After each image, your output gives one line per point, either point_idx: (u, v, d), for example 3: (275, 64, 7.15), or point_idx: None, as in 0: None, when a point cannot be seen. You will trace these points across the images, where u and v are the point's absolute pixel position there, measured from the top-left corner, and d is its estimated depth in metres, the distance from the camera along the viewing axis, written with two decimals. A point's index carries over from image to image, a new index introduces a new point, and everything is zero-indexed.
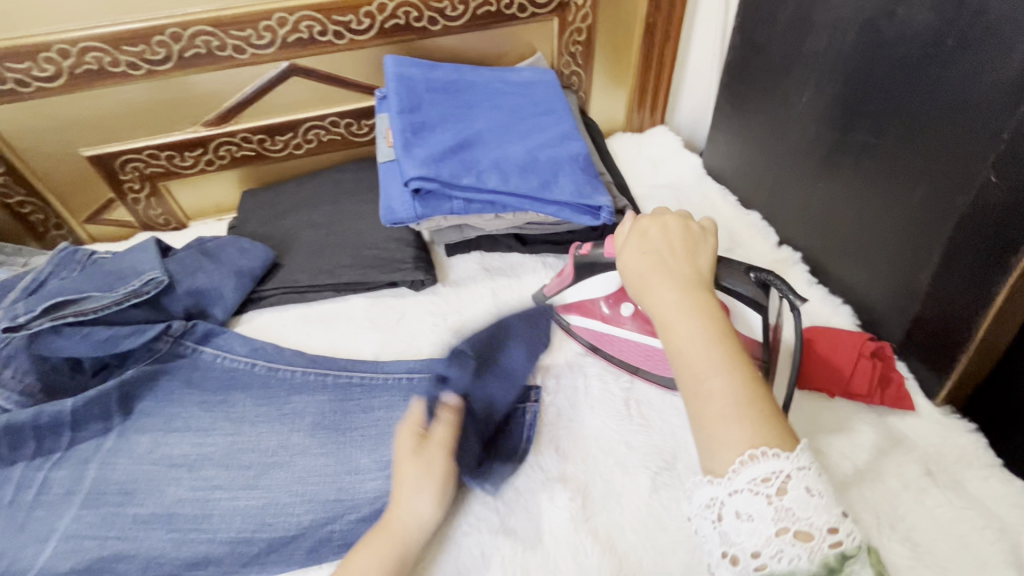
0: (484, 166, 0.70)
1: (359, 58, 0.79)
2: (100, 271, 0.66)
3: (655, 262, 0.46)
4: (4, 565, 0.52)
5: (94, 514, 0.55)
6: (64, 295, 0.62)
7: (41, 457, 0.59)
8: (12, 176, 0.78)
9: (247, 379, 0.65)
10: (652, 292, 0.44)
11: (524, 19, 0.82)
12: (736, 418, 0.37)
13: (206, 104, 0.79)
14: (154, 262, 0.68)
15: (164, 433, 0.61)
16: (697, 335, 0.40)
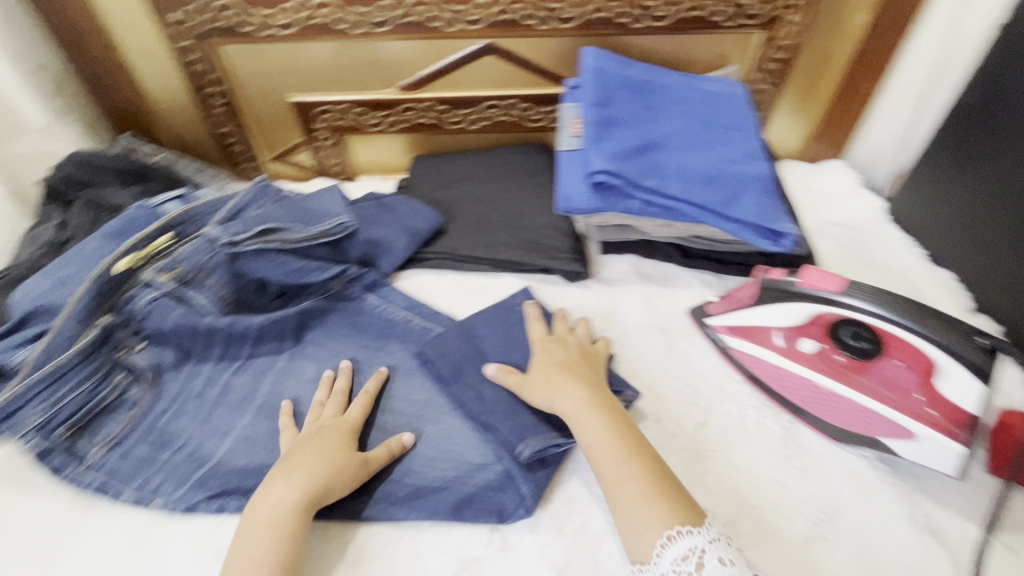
0: (669, 171, 0.69)
1: (556, 46, 0.80)
2: (298, 207, 0.72)
3: (558, 370, 0.57)
4: (190, 449, 0.59)
5: (265, 423, 0.61)
6: (268, 224, 0.68)
7: (226, 361, 0.66)
8: (228, 108, 0.87)
9: (403, 331, 0.68)
10: (557, 393, 0.55)
11: (728, 29, 0.79)
12: (653, 497, 0.48)
13: (405, 70, 0.83)
14: (342, 209, 0.72)
15: (330, 365, 0.66)
16: (604, 429, 0.52)
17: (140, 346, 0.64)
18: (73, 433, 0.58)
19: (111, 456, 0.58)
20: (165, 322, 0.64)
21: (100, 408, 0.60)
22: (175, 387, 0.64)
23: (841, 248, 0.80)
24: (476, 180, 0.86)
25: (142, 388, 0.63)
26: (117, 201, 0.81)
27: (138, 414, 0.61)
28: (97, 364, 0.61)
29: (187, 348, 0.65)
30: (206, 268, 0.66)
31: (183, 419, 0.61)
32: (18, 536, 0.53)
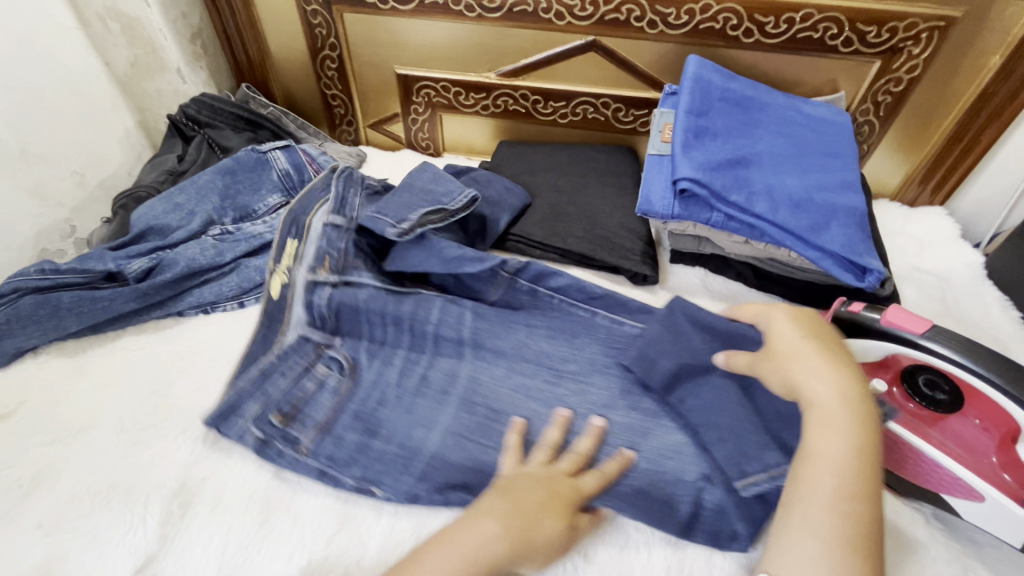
0: (757, 189, 0.68)
1: (659, 50, 0.81)
2: (415, 184, 0.73)
3: (820, 354, 0.48)
4: (398, 442, 0.56)
5: (440, 408, 0.58)
6: (410, 208, 0.69)
7: (415, 352, 0.64)
8: (338, 73, 0.93)
9: (581, 326, 0.64)
10: (813, 377, 0.46)
11: (843, 55, 0.76)
12: (851, 547, 0.39)
13: (507, 56, 0.86)
14: (457, 184, 0.73)
15: (513, 361, 0.62)
16: (851, 448, 0.43)
17: (337, 342, 0.64)
18: (286, 425, 0.57)
19: (326, 442, 0.56)
20: (357, 317, 0.64)
21: (302, 397, 0.60)
22: (372, 376, 0.62)
23: (927, 297, 0.76)
24: (557, 172, 0.88)
25: (339, 376, 0.61)
26: (227, 143, 0.88)
27: (341, 402, 0.60)
28: (298, 357, 0.62)
29: (381, 339, 0.64)
30: (351, 255, 0.66)
31: (386, 409, 0.59)
32: (108, 421, 0.58)
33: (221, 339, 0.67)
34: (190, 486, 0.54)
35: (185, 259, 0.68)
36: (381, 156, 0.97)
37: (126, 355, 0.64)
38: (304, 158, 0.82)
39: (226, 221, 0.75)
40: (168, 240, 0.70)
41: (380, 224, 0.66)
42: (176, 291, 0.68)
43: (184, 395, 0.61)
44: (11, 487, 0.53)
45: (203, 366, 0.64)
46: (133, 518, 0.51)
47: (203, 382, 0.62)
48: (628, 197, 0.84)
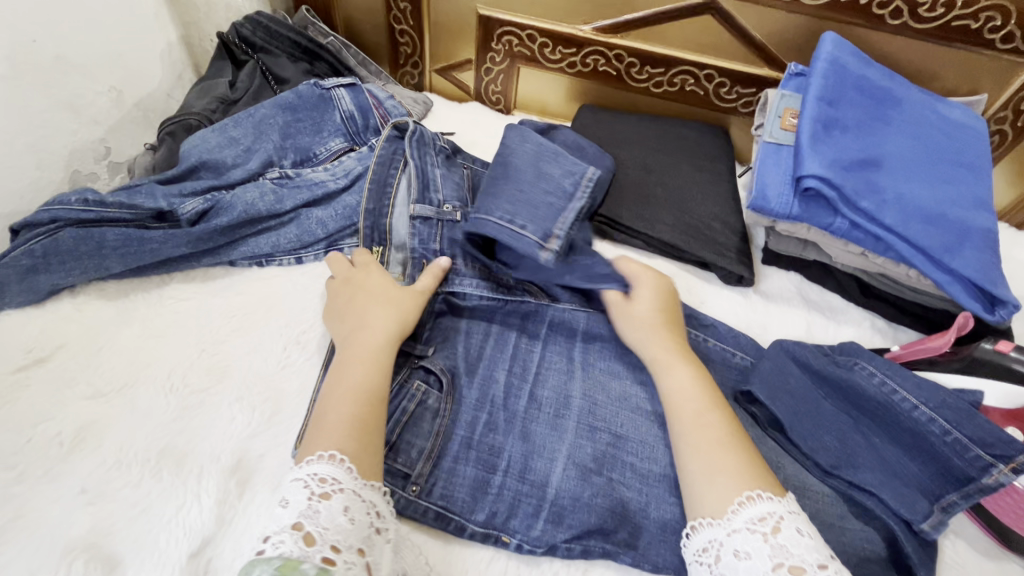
0: (888, 196, 0.61)
1: (786, 22, 0.71)
2: (540, 172, 0.65)
3: (660, 321, 0.57)
4: (519, 468, 0.51)
5: (547, 424, 0.54)
6: (556, 216, 0.62)
7: (520, 368, 0.59)
8: (412, 5, 0.82)
9: (706, 355, 0.63)
10: (643, 331, 0.57)
11: (997, 51, 0.67)
12: (730, 448, 0.46)
13: (610, 9, 0.76)
14: (577, 165, 0.67)
15: (634, 382, 0.59)
16: (685, 383, 0.52)
17: (430, 352, 0.58)
18: (388, 456, 0.51)
19: (437, 479, 0.50)
20: (455, 327, 0.61)
21: (401, 421, 0.53)
22: (474, 393, 0.56)
23: None
24: (646, 147, 0.79)
25: (440, 395, 0.55)
26: (284, 74, 0.79)
27: (446, 426, 0.53)
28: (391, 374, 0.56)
29: (479, 347, 0.60)
30: (448, 254, 0.63)
31: (498, 435, 0.53)
32: (154, 378, 0.52)
33: (275, 298, 0.60)
34: (248, 462, 0.49)
35: (242, 203, 0.60)
36: (447, 106, 0.88)
37: (174, 305, 0.58)
38: (370, 102, 0.73)
39: (286, 164, 0.67)
40: (225, 179, 0.63)
41: (526, 243, 0.59)
42: (229, 239, 0.61)
43: (237, 357, 0.55)
44: (50, 445, 0.47)
45: (258, 326, 0.58)
46: (186, 493, 0.46)
47: (257, 345, 0.56)
48: (723, 186, 0.76)
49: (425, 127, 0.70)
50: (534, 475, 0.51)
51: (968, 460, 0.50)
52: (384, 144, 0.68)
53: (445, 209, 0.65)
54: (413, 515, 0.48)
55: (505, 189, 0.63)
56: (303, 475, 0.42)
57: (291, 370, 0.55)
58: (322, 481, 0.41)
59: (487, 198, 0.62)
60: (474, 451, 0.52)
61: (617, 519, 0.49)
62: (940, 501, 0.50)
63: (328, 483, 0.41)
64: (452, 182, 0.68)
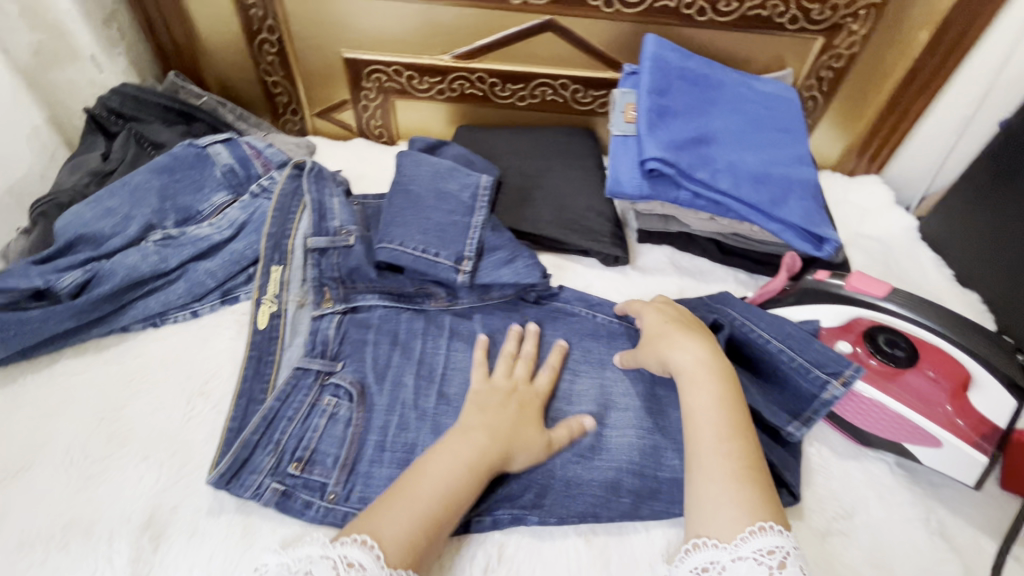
0: (720, 166, 0.70)
1: (616, 30, 0.80)
2: (440, 193, 0.69)
3: (670, 332, 0.58)
4: None
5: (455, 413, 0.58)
6: (465, 235, 0.67)
7: (427, 373, 0.61)
8: (278, 57, 0.86)
9: (593, 329, 0.68)
10: (676, 348, 0.56)
11: (791, 32, 0.79)
12: (741, 479, 0.47)
13: (462, 38, 0.82)
14: (474, 173, 0.71)
15: (532, 365, 0.64)
16: (714, 405, 0.52)
17: (339, 367, 0.61)
18: (303, 470, 0.53)
19: (354, 483, 0.53)
20: (362, 338, 0.64)
21: (314, 435, 0.55)
22: (384, 399, 0.59)
23: (873, 262, 0.82)
24: (522, 155, 0.86)
25: (350, 406, 0.57)
26: (160, 139, 0.81)
27: (358, 433, 0.56)
28: (302, 395, 0.58)
29: (386, 358, 0.62)
30: (346, 279, 0.67)
31: (409, 431, 0.57)
32: (52, 455, 0.52)
33: (174, 354, 0.61)
34: (159, 517, 0.49)
35: (123, 268, 0.61)
36: (333, 146, 0.92)
37: (66, 381, 0.58)
38: (249, 152, 0.76)
39: (168, 225, 0.68)
40: (102, 249, 0.63)
41: (443, 269, 0.66)
42: (117, 305, 0.62)
43: (139, 418, 0.56)
44: None
45: (159, 384, 0.59)
46: (97, 557, 0.47)
47: (160, 404, 0.57)
48: (592, 179, 0.84)
49: (324, 166, 0.74)
50: None
51: (811, 380, 0.57)
52: (285, 181, 0.72)
53: (341, 235, 0.68)
54: (332, 520, 0.51)
55: (402, 220, 0.67)
56: (333, 553, 0.40)
57: (196, 421, 0.56)
58: (350, 565, 0.40)
59: (392, 225, 0.67)
60: (389, 454, 0.55)
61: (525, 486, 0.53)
62: (803, 415, 0.58)
63: (354, 568, 0.40)
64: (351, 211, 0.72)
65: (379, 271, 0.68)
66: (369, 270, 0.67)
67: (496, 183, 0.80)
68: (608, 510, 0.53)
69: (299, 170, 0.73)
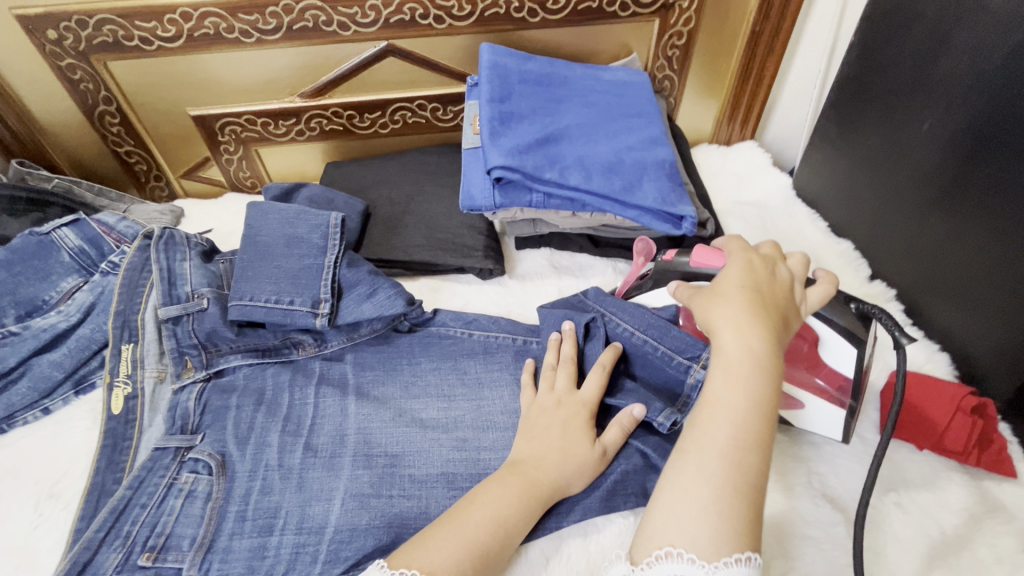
0: (569, 163, 0.69)
1: (456, 44, 0.80)
2: (291, 238, 0.67)
3: (751, 301, 0.47)
4: (295, 521, 0.52)
5: (321, 464, 0.56)
6: (319, 278, 0.65)
7: (293, 428, 0.59)
8: (124, 127, 0.83)
9: (468, 347, 0.66)
10: (735, 324, 0.46)
11: (625, 18, 0.80)
12: (741, 495, 0.40)
13: (305, 76, 0.81)
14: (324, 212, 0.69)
15: (406, 399, 0.62)
16: (748, 405, 0.43)
17: (199, 440, 0.58)
18: (156, 559, 0.50)
19: (211, 562, 0.50)
20: (224, 405, 0.61)
21: (170, 519, 0.52)
22: (247, 465, 0.56)
23: (750, 226, 0.82)
24: (390, 182, 0.85)
25: (210, 479, 0.55)
26: (7, 232, 0.78)
27: (218, 507, 0.53)
28: (159, 476, 0.55)
29: (250, 420, 0.60)
30: (206, 344, 0.65)
31: (273, 494, 0.54)
32: None
33: (20, 459, 0.58)
34: None
35: None
36: (201, 206, 0.89)
37: None
38: (99, 229, 0.73)
39: (9, 321, 0.66)
40: None
41: (301, 316, 0.64)
42: None
43: None
44: None
45: (4, 494, 0.55)
46: None
47: (5, 516, 0.54)
48: None
49: (176, 229, 0.71)
50: (312, 521, 0.52)
51: (675, 367, 0.57)
52: (133, 254, 0.68)
53: (193, 300, 0.66)
54: None
55: (252, 274, 0.65)
56: None
57: (43, 527, 0.53)
58: None
59: (243, 281, 0.65)
60: (251, 523, 0.52)
61: (393, 531, 0.51)
62: (680, 400, 0.58)
63: None
64: (205, 272, 0.70)
65: (239, 330, 0.66)
66: (227, 330, 0.65)
67: (362, 216, 0.78)
68: None
69: (147, 240, 0.70)
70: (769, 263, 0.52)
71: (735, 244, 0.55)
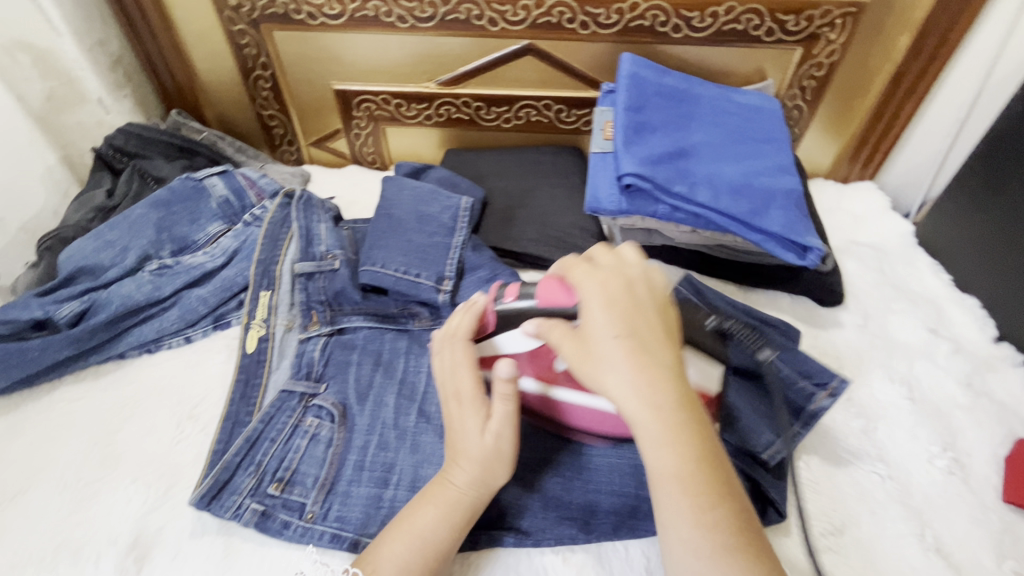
0: (698, 179, 0.70)
1: (593, 50, 0.82)
2: (422, 215, 0.71)
3: (625, 350, 0.42)
4: (408, 479, 0.56)
5: (432, 430, 0.59)
6: (446, 257, 0.69)
7: (407, 392, 0.63)
8: (273, 92, 0.90)
9: None
10: (626, 383, 0.41)
11: (767, 44, 0.80)
12: (732, 546, 0.37)
13: (446, 65, 0.85)
14: (454, 195, 0.73)
15: None
16: (683, 460, 0.39)
17: (322, 389, 0.62)
18: (284, 490, 0.54)
19: (332, 502, 0.54)
20: (346, 360, 0.65)
21: (298, 457, 0.57)
22: (365, 419, 0.60)
23: (866, 267, 0.80)
24: (507, 175, 0.87)
25: (332, 426, 0.59)
26: (161, 173, 0.85)
27: (339, 453, 0.57)
28: (286, 416, 0.60)
29: (369, 378, 0.64)
30: (333, 302, 0.70)
31: (388, 451, 0.58)
32: (49, 479, 0.55)
33: (166, 380, 0.64)
34: (145, 538, 0.51)
35: (120, 296, 0.64)
36: (327, 173, 0.95)
37: (66, 407, 0.60)
38: (243, 183, 0.79)
39: (165, 255, 0.71)
40: (101, 279, 0.67)
41: (425, 289, 0.67)
42: (113, 333, 0.64)
43: (130, 441, 0.58)
44: None
45: (151, 408, 0.61)
46: None
47: (151, 427, 0.59)
48: (576, 196, 0.85)
49: (313, 193, 0.77)
50: (424, 482, 0.55)
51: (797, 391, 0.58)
52: (275, 209, 0.74)
53: (327, 260, 0.71)
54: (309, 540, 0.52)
55: (384, 243, 0.69)
56: None
57: (186, 444, 0.58)
58: None
59: (376, 248, 0.69)
60: (368, 474, 0.56)
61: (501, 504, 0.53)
62: (788, 432, 0.56)
63: None
64: (337, 235, 0.74)
65: (364, 293, 0.70)
66: (354, 293, 0.70)
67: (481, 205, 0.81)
68: (585, 531, 0.53)
69: (288, 199, 0.76)
70: (620, 284, 0.45)
71: (573, 271, 0.47)
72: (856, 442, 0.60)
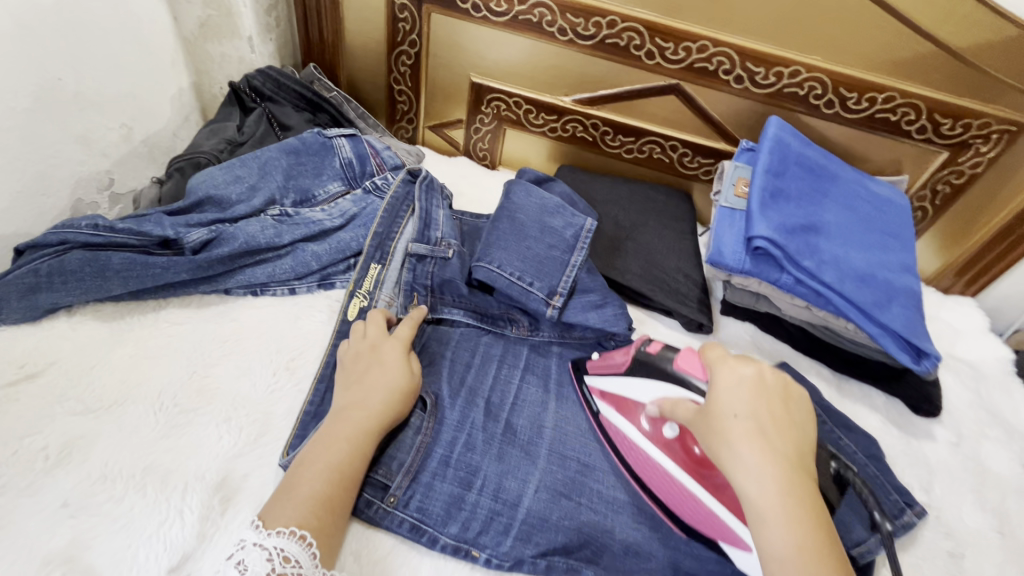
0: (826, 257, 0.69)
1: (738, 105, 0.82)
2: (545, 226, 0.71)
3: (753, 436, 0.43)
4: (492, 488, 0.55)
5: (519, 442, 0.58)
6: (561, 272, 0.68)
7: (497, 396, 0.62)
8: (411, 70, 0.91)
9: None
10: (741, 462, 0.42)
11: (915, 140, 0.79)
12: None
13: (587, 85, 0.85)
14: (578, 214, 0.73)
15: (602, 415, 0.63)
16: (797, 544, 0.39)
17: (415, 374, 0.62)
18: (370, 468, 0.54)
19: (415, 491, 0.53)
20: (440, 352, 0.65)
21: (386, 436, 0.56)
22: (455, 415, 0.59)
23: (962, 384, 0.77)
24: (618, 204, 0.87)
25: (422, 415, 0.58)
26: (289, 122, 0.86)
27: (426, 443, 0.56)
28: None
29: (462, 373, 0.64)
30: (437, 290, 0.69)
31: (475, 453, 0.57)
32: (144, 397, 0.54)
33: (266, 326, 0.63)
34: (232, 481, 0.51)
35: (245, 235, 0.65)
36: (438, 159, 0.96)
37: (169, 329, 0.61)
38: (368, 150, 0.79)
39: (287, 203, 0.72)
40: (229, 213, 0.67)
41: (534, 300, 0.67)
42: (228, 268, 0.65)
43: (227, 380, 0.57)
44: (35, 458, 0.49)
45: (248, 351, 0.60)
46: (169, 509, 0.47)
47: (247, 370, 0.59)
48: (686, 240, 0.84)
49: (434, 176, 0.77)
50: (507, 494, 0.54)
51: (890, 501, 0.59)
52: (398, 185, 0.75)
53: (440, 247, 0.71)
54: (388, 525, 0.51)
55: (502, 242, 0.69)
56: (268, 545, 0.42)
57: (279, 395, 0.58)
58: (286, 559, 0.43)
59: (495, 247, 0.68)
60: (452, 473, 0.55)
61: (582, 540, 0.52)
62: None
63: (291, 564, 0.42)
64: (452, 224, 0.74)
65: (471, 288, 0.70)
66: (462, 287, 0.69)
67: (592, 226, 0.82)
68: None
69: (411, 178, 0.76)
70: (780, 381, 0.46)
71: (709, 352, 0.49)
72: (943, 563, 0.58)
